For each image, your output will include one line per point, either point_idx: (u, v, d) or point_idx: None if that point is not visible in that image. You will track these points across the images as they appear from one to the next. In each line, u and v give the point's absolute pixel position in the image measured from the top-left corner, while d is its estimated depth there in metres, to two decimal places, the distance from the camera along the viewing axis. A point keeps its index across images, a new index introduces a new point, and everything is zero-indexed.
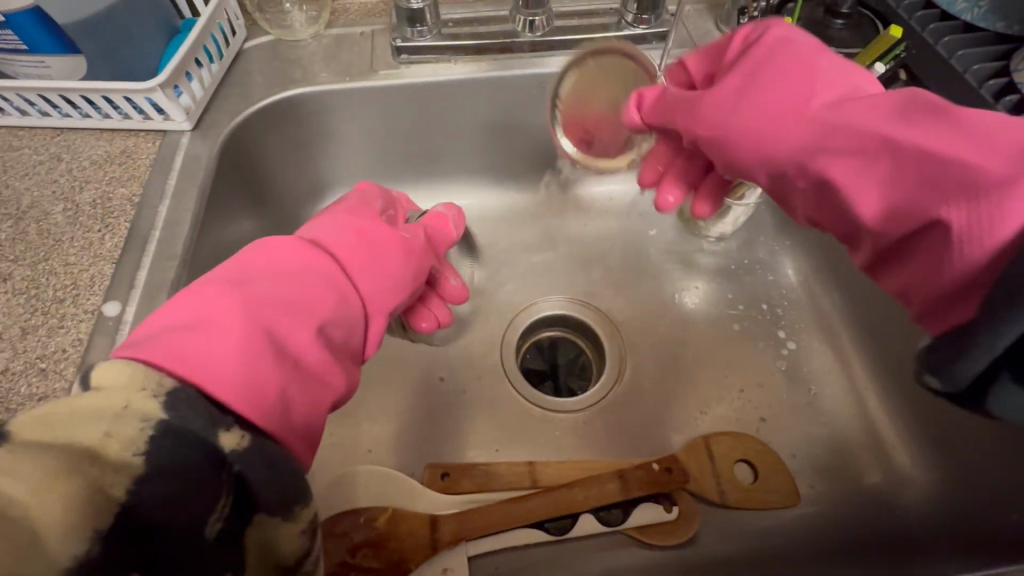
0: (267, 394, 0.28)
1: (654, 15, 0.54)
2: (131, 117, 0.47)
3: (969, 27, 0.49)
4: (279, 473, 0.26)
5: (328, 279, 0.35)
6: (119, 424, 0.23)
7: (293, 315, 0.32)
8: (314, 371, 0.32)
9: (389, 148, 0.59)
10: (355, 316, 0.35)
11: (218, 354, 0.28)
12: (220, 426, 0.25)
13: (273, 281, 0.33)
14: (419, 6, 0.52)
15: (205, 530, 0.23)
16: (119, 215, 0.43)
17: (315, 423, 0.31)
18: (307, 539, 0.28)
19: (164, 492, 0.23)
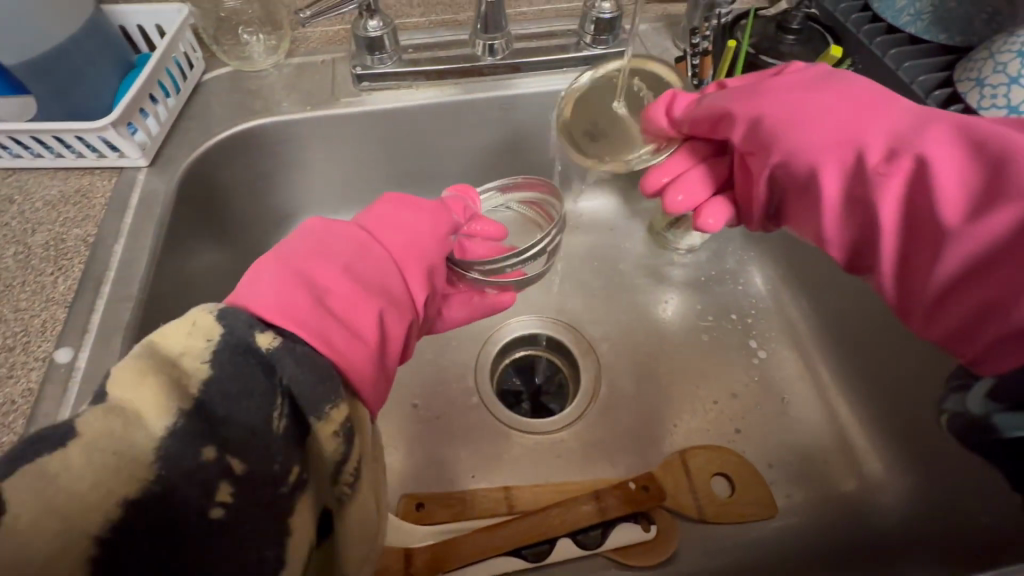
0: (305, 313, 0.31)
1: (611, 36, 0.55)
2: (85, 155, 0.46)
3: (915, 39, 0.50)
4: (311, 371, 0.28)
5: (358, 238, 0.39)
6: (189, 341, 0.26)
7: (326, 261, 0.35)
8: (355, 305, 0.34)
9: (356, 175, 0.59)
10: (386, 266, 0.39)
11: (259, 286, 0.31)
12: (257, 328, 0.28)
13: (307, 240, 0.37)
14: (378, 34, 0.52)
15: (272, 426, 0.27)
16: (73, 256, 0.42)
17: (362, 350, 0.33)
18: (342, 443, 0.29)
19: (229, 390, 0.26)
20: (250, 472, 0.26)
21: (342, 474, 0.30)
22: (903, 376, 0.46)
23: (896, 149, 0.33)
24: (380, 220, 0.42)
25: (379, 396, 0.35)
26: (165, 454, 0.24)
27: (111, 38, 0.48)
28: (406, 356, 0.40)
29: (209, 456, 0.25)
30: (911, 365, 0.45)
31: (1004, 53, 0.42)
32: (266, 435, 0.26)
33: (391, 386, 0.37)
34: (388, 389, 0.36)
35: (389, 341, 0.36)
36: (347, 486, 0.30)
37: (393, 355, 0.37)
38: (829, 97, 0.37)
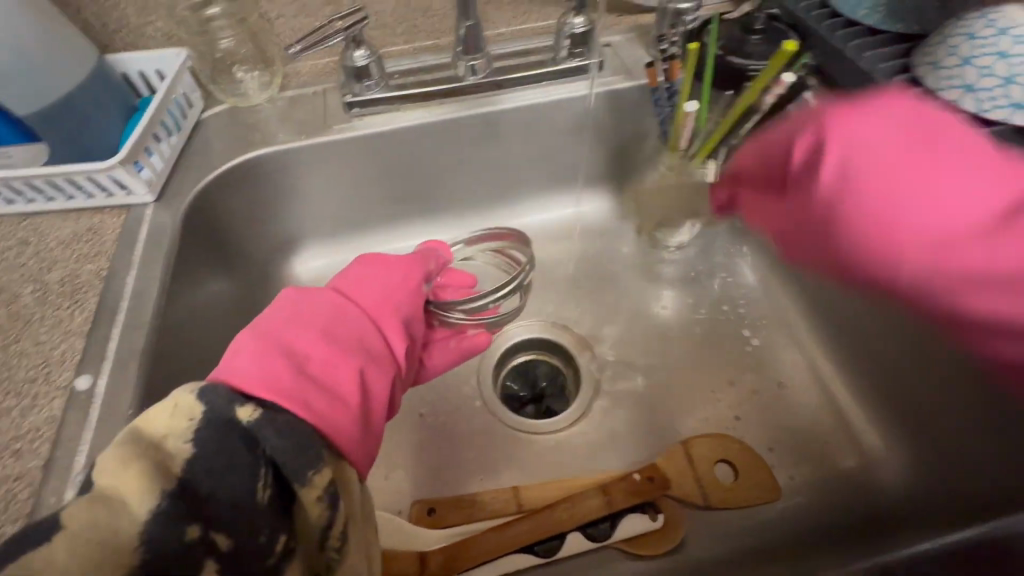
0: (283, 382, 0.33)
1: (587, 48, 0.58)
2: (96, 195, 0.48)
3: (874, 31, 0.52)
4: (291, 439, 0.30)
5: (332, 300, 0.42)
6: (172, 421, 0.28)
7: (304, 328, 0.38)
8: (333, 368, 0.37)
9: (354, 201, 0.62)
10: (364, 324, 0.42)
11: (242, 359, 0.34)
12: (237, 403, 0.30)
13: (285, 309, 0.40)
14: (365, 62, 0.55)
15: (257, 496, 0.27)
16: (87, 290, 0.44)
17: (342, 411, 0.35)
18: (327, 508, 0.30)
19: (212, 466, 0.27)
20: (234, 549, 0.26)
21: (328, 539, 0.30)
22: (894, 351, 0.47)
23: (931, 245, 0.30)
24: (353, 282, 0.46)
25: (366, 454, 0.36)
26: (149, 536, 0.24)
27: (115, 85, 0.51)
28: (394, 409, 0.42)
29: (194, 535, 0.25)
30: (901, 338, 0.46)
31: (955, 37, 0.44)
32: (253, 506, 0.27)
33: (379, 441, 0.38)
34: (376, 444, 0.38)
35: (372, 398, 0.38)
36: (334, 551, 0.30)
37: (377, 410, 0.39)
38: (848, 201, 0.33)
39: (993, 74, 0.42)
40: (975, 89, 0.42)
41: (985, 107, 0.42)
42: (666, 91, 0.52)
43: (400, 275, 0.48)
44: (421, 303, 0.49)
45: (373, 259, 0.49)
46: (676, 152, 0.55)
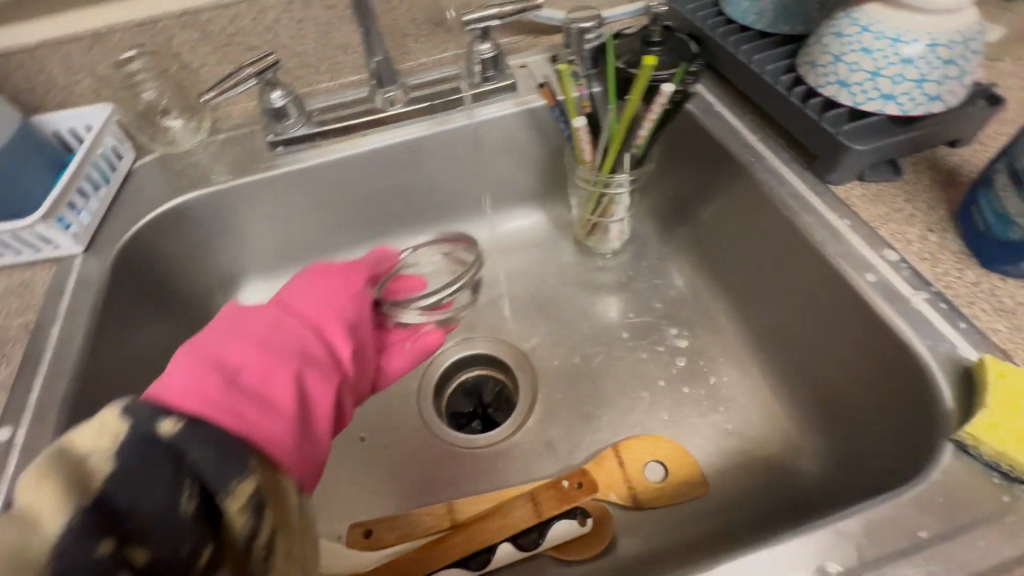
0: (214, 394, 0.33)
1: (497, 70, 0.61)
2: (25, 251, 0.50)
3: (764, 33, 0.55)
4: (214, 448, 0.30)
5: (271, 313, 0.42)
6: (98, 439, 0.28)
7: (239, 340, 0.38)
8: (270, 378, 0.37)
9: (290, 233, 0.63)
10: (305, 334, 0.42)
11: (171, 377, 0.34)
12: (160, 416, 0.30)
13: (222, 323, 0.40)
14: (282, 103, 0.57)
15: (180, 507, 0.28)
16: (16, 343, 0.46)
17: (279, 421, 0.35)
18: (251, 516, 0.30)
19: (131, 482, 0.27)
20: (153, 560, 0.27)
21: (254, 548, 0.30)
22: (805, 338, 0.48)
23: None
24: (296, 294, 0.46)
25: (307, 464, 0.37)
26: (58, 554, 0.24)
27: (42, 144, 0.53)
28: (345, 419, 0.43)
29: (106, 548, 0.26)
30: (807, 324, 0.48)
31: (826, 37, 0.46)
32: (173, 518, 0.28)
33: (325, 449, 0.39)
34: (322, 453, 0.38)
35: (313, 406, 0.39)
36: (260, 557, 0.31)
37: (320, 419, 0.39)
38: None
39: (861, 69, 0.44)
40: (848, 84, 0.45)
41: (858, 100, 0.45)
42: (561, 111, 0.53)
43: (346, 283, 0.48)
44: (367, 309, 0.48)
45: (319, 269, 0.48)
46: (585, 166, 0.55)
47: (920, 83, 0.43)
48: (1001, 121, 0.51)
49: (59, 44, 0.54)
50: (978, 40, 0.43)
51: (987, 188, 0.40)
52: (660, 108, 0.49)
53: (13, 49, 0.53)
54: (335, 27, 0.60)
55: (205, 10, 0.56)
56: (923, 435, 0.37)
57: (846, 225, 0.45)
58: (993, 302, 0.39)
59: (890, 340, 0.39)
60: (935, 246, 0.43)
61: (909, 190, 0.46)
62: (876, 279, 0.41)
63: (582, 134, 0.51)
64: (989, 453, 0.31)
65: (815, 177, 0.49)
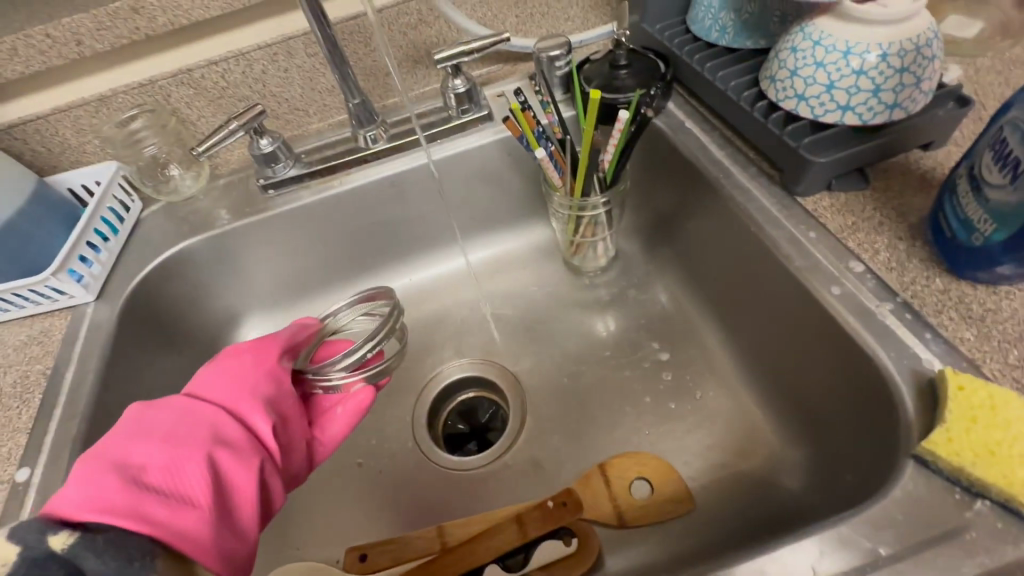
0: (113, 498, 0.33)
1: (474, 102, 0.63)
2: (42, 303, 0.54)
3: (729, 49, 0.56)
4: (112, 560, 0.30)
5: (182, 404, 0.42)
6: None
7: (143, 438, 0.37)
8: (178, 471, 0.36)
9: (285, 270, 0.67)
10: (218, 419, 0.41)
11: (71, 488, 0.33)
12: (50, 532, 0.30)
13: (131, 423, 0.39)
14: (271, 149, 0.61)
15: None
16: (34, 389, 0.50)
17: (189, 514, 0.34)
18: None
19: None
20: None
21: None
22: (781, 350, 0.48)
23: None
24: (211, 379, 0.45)
25: (229, 555, 0.35)
26: None
27: (57, 202, 0.58)
28: (277, 500, 0.41)
29: None
30: (783, 336, 0.48)
31: (782, 52, 0.47)
32: None
33: (252, 537, 0.37)
34: (248, 541, 0.37)
35: (232, 492, 0.38)
36: None
37: (244, 502, 0.38)
38: None
39: (816, 82, 0.44)
40: (806, 97, 0.45)
41: (817, 113, 0.45)
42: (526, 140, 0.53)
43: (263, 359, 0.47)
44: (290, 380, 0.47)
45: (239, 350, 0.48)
46: (558, 193, 0.57)
47: (876, 93, 0.43)
48: (978, 119, 0.50)
49: (69, 108, 0.59)
50: (934, 45, 0.42)
51: (951, 195, 0.40)
52: (619, 132, 0.51)
53: (30, 117, 0.58)
54: (319, 72, 0.64)
55: (197, 67, 0.60)
56: (891, 449, 0.36)
57: (813, 238, 0.45)
58: (962, 310, 0.39)
59: (855, 354, 0.39)
60: (903, 255, 0.42)
61: (879, 198, 0.46)
62: (842, 292, 0.41)
63: (547, 164, 0.53)
64: (948, 467, 0.31)
65: (783, 189, 0.49)
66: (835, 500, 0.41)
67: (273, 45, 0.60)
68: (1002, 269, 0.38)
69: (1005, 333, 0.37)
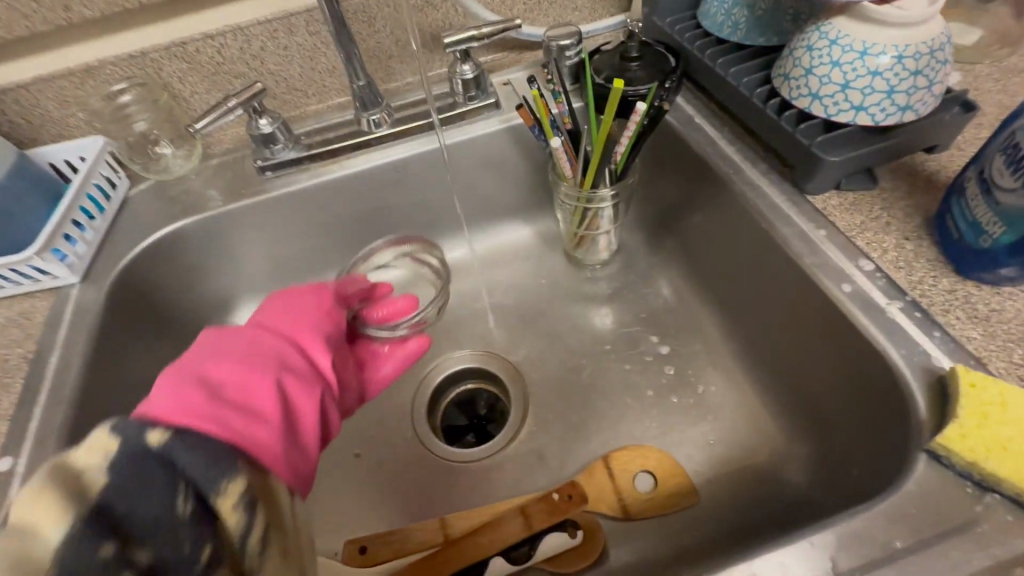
0: (199, 405, 0.32)
1: (480, 90, 0.62)
2: (23, 283, 0.51)
3: (740, 45, 0.56)
4: (201, 455, 0.30)
5: (249, 330, 0.41)
6: (87, 457, 0.28)
7: (219, 357, 0.37)
8: (251, 390, 0.36)
9: (280, 255, 0.64)
10: (285, 347, 0.41)
11: (155, 395, 0.33)
12: (147, 429, 0.30)
13: (201, 343, 0.39)
14: (270, 129, 0.59)
15: (178, 512, 0.28)
16: (15, 373, 0.47)
17: (263, 428, 0.34)
18: (244, 515, 0.30)
19: (127, 491, 0.27)
20: (156, 562, 0.27)
21: (249, 549, 0.30)
22: (785, 346, 0.49)
23: None
24: (273, 313, 0.45)
25: (296, 469, 0.36)
26: (61, 556, 0.25)
27: (39, 176, 0.54)
28: (331, 427, 0.42)
29: (106, 552, 0.26)
30: (789, 332, 0.48)
31: (797, 50, 0.47)
32: (172, 522, 0.28)
33: (313, 455, 0.38)
34: (310, 460, 0.38)
35: (298, 415, 0.38)
36: (255, 556, 0.30)
37: (307, 426, 0.38)
38: None
39: (831, 82, 0.45)
40: (820, 96, 0.46)
41: (830, 112, 0.46)
42: (540, 129, 0.53)
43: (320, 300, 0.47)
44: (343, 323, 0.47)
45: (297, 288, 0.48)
46: (567, 182, 0.56)
47: (890, 94, 0.43)
48: (977, 125, 0.52)
49: (52, 79, 0.56)
50: (946, 49, 0.43)
51: (959, 197, 0.40)
52: (634, 125, 0.50)
53: (9, 86, 0.55)
54: (320, 52, 0.61)
55: (191, 40, 0.57)
56: (899, 444, 0.37)
57: (823, 236, 0.45)
58: (968, 309, 0.40)
59: (864, 350, 0.40)
60: (910, 254, 0.43)
61: (885, 198, 0.47)
62: (852, 289, 0.42)
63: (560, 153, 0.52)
64: (961, 462, 0.32)
65: (793, 187, 0.49)
66: (840, 493, 0.42)
67: (273, 21, 0.58)
68: (1006, 270, 0.39)
69: (1009, 332, 0.38)
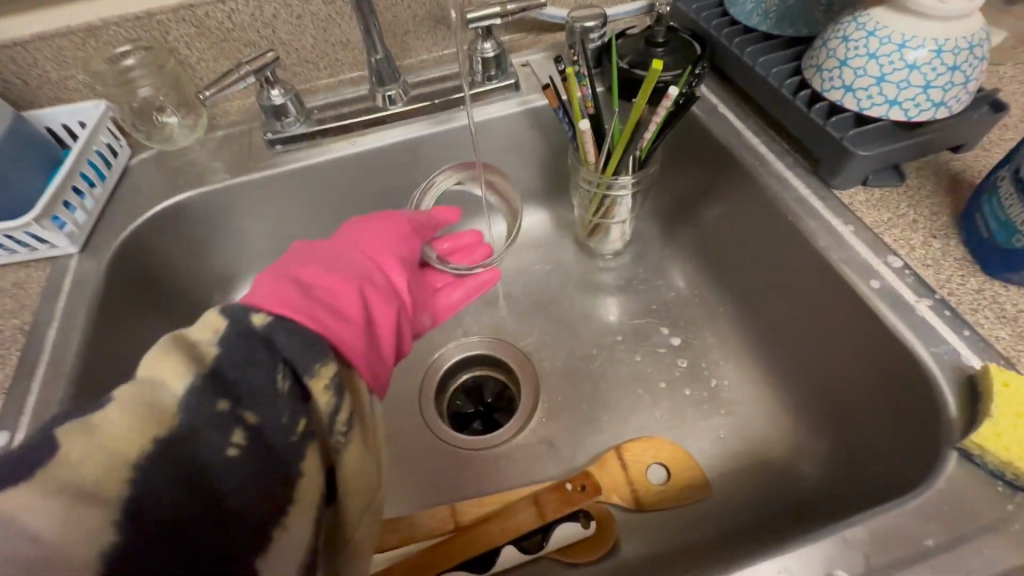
0: (293, 299, 0.34)
1: (500, 70, 0.60)
2: (19, 251, 0.49)
3: (767, 35, 0.55)
4: (299, 339, 0.31)
5: (337, 244, 0.42)
6: (200, 335, 0.30)
7: (310, 263, 0.38)
8: (338, 293, 0.37)
9: (287, 233, 0.62)
10: (368, 262, 0.41)
11: (256, 288, 0.35)
12: (252, 312, 0.32)
13: (296, 249, 0.41)
14: (282, 101, 0.56)
15: (279, 387, 0.30)
16: (10, 345, 0.45)
17: (348, 327, 0.35)
18: (334, 397, 0.32)
19: (237, 363, 0.29)
20: (260, 425, 0.28)
21: (338, 426, 0.32)
22: (804, 342, 0.49)
23: None
24: (358, 229, 0.45)
25: (373, 373, 0.37)
26: (184, 409, 0.27)
27: (36, 140, 0.52)
28: (406, 343, 0.42)
29: (223, 408, 0.28)
30: (810, 327, 0.48)
31: (832, 41, 0.46)
32: (273, 393, 0.29)
33: (389, 364, 0.39)
34: (386, 367, 0.39)
35: (378, 323, 0.38)
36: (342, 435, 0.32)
37: (386, 336, 0.39)
38: None
39: (866, 74, 0.44)
40: (854, 89, 0.45)
41: (862, 106, 0.45)
42: (565, 111, 0.52)
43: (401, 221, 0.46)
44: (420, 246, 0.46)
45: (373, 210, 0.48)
46: (589, 168, 0.55)
47: (926, 89, 0.43)
48: (1003, 126, 0.51)
49: (50, 38, 0.53)
50: (983, 46, 0.43)
51: (990, 196, 0.40)
52: (664, 110, 0.49)
53: (4, 43, 0.52)
54: (334, 23, 0.59)
55: (200, 4, 0.54)
56: (926, 444, 0.37)
57: (850, 231, 0.45)
58: (996, 310, 0.39)
59: (892, 347, 0.40)
60: (937, 253, 0.43)
61: (912, 196, 0.47)
62: (880, 286, 0.41)
63: (587, 136, 0.51)
64: (995, 461, 0.32)
65: (819, 181, 0.49)
66: (859, 491, 0.42)
67: None
68: None
69: None
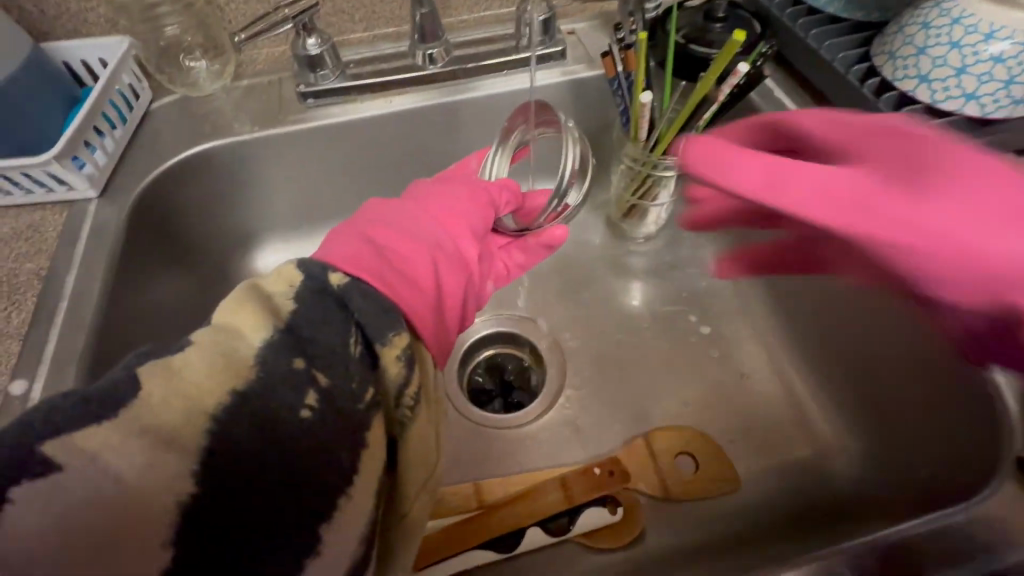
0: (367, 261, 0.32)
1: (548, 36, 0.57)
2: (35, 190, 0.46)
3: (835, 18, 0.52)
4: (375, 304, 0.30)
5: (410, 204, 0.40)
6: (277, 285, 0.30)
7: (384, 224, 0.37)
8: (410, 258, 0.35)
9: (312, 192, 0.60)
10: (441, 227, 0.39)
11: (332, 246, 0.34)
12: (328, 271, 0.30)
13: (370, 208, 0.39)
14: (318, 51, 0.53)
15: (351, 349, 0.28)
16: (26, 291, 0.43)
17: (419, 296, 0.34)
18: (405, 368, 0.30)
19: (315, 319, 0.28)
20: (332, 388, 0.27)
21: (405, 396, 0.30)
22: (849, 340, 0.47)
23: None
24: (432, 190, 0.43)
25: (439, 343, 0.36)
26: (263, 361, 0.26)
27: (54, 74, 0.49)
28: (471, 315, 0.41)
29: (299, 365, 0.27)
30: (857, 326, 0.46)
31: (910, 27, 0.44)
32: (346, 355, 0.28)
33: (453, 335, 0.37)
34: (450, 338, 0.37)
35: (447, 292, 0.37)
36: (407, 409, 0.30)
37: (453, 306, 0.37)
38: None
39: (946, 64, 0.42)
40: (930, 79, 0.43)
41: (937, 98, 0.43)
42: (620, 82, 0.50)
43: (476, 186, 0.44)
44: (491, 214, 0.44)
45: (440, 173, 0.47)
46: (637, 144, 0.53)
47: (1007, 85, 0.41)
48: None
49: None
50: None
51: None
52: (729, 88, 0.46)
53: None
54: None
55: None
56: (984, 450, 0.36)
57: None
58: None
59: (956, 351, 0.39)
60: None
61: None
62: None
63: (645, 109, 0.49)
64: None
65: None
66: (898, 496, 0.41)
67: None
68: None
69: None
